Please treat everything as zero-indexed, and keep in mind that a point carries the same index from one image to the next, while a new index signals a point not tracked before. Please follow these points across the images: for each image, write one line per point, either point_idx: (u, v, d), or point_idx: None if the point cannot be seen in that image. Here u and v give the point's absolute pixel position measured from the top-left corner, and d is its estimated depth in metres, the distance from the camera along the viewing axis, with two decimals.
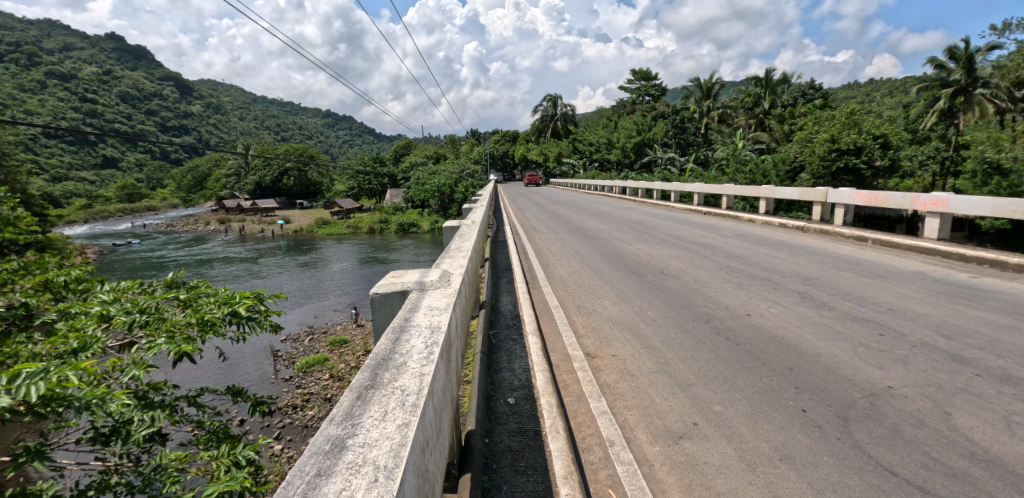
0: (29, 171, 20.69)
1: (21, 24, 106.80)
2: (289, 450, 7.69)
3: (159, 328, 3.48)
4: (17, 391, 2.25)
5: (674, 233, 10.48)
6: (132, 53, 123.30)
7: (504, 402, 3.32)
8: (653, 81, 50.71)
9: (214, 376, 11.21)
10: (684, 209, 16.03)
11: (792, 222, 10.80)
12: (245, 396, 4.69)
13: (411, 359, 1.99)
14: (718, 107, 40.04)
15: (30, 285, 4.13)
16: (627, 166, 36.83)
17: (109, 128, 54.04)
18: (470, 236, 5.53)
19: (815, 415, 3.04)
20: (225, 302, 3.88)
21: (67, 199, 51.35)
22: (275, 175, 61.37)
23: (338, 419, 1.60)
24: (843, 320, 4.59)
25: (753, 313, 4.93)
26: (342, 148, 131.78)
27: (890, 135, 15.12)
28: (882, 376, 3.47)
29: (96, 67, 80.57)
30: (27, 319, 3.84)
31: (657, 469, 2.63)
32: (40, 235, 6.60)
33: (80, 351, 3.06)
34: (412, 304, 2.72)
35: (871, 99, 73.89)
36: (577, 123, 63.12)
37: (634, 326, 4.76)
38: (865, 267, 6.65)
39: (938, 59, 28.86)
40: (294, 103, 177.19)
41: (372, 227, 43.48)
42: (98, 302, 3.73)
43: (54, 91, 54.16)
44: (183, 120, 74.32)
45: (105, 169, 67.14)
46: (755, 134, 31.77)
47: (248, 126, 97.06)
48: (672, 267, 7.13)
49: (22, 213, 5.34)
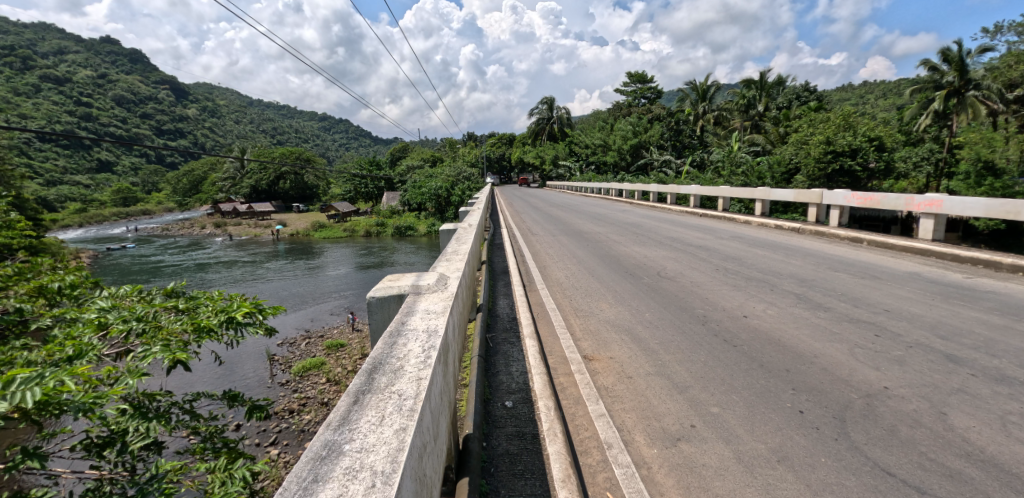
0: (21, 174, 20.72)
1: (14, 28, 106.89)
2: (287, 454, 7.65)
3: (155, 337, 3.47)
4: (12, 396, 2.26)
5: (671, 235, 10.49)
6: (126, 56, 122.66)
7: (502, 405, 3.31)
8: (648, 84, 50.71)
9: (212, 380, 11.18)
10: (681, 210, 16.10)
11: (787, 223, 10.86)
12: (242, 400, 4.63)
13: (408, 363, 1.99)
14: (713, 109, 40.20)
15: (24, 290, 4.13)
16: (623, 168, 36.98)
17: (104, 132, 53.92)
18: (468, 238, 5.57)
19: (813, 416, 3.04)
20: (222, 311, 3.86)
21: (62, 202, 51.23)
22: (271, 178, 61.59)
23: (335, 425, 1.59)
24: (839, 321, 4.61)
25: (749, 314, 4.96)
26: (335, 151, 131.15)
27: (884, 137, 15.26)
28: (879, 376, 3.48)
29: (91, 71, 80.76)
30: (22, 325, 3.90)
31: (655, 472, 2.62)
32: (33, 239, 6.58)
33: (75, 359, 3.06)
34: (408, 308, 2.71)
35: (865, 100, 74.63)
36: (573, 126, 63.39)
37: (630, 328, 4.77)
38: (862, 268, 6.68)
39: (931, 61, 29.00)
40: (291, 109, 177.69)
41: (369, 230, 43.39)
42: (95, 308, 3.70)
43: (49, 95, 54.04)
44: (178, 125, 74.36)
45: (99, 172, 66.87)
46: (751, 136, 32.03)
47: (242, 128, 96.57)
48: (669, 269, 7.15)
49: (16, 218, 5.33)
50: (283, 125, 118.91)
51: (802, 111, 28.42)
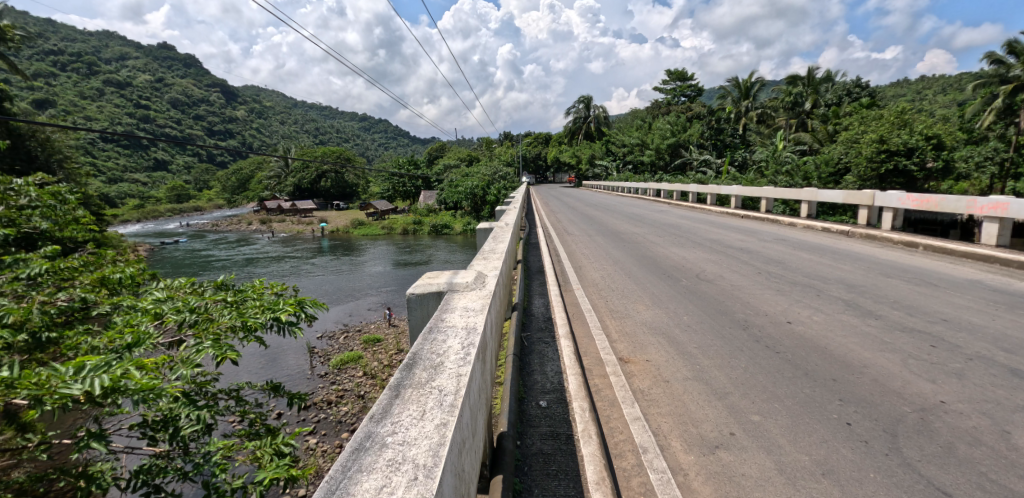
0: (87, 172, 22.37)
1: (85, 36, 115.13)
2: (324, 444, 7.88)
3: (206, 330, 3.66)
4: (84, 381, 2.48)
5: (712, 237, 10.19)
6: (182, 61, 130.08)
7: (536, 404, 3.30)
8: (688, 82, 49.35)
9: (256, 370, 11.69)
10: (721, 212, 15.62)
11: (835, 226, 10.36)
12: (284, 390, 4.79)
13: (448, 359, 2.01)
14: (757, 107, 38.85)
15: (88, 281, 4.42)
16: (661, 168, 36.34)
17: (160, 132, 57.21)
18: (504, 237, 5.59)
19: (861, 429, 2.90)
20: (269, 308, 4.01)
21: (122, 199, 54.75)
22: (313, 177, 63.76)
23: (376, 417, 1.62)
24: (891, 330, 4.36)
25: (793, 320, 4.76)
26: (375, 151, 134.20)
27: (943, 135, 14.39)
28: (934, 390, 3.28)
29: (151, 76, 85.95)
30: (84, 312, 4.18)
31: (691, 478, 2.57)
32: (97, 233, 7.12)
33: (134, 346, 3.24)
34: (447, 305, 2.75)
35: (924, 96, 70.80)
36: (610, 125, 62.58)
37: (667, 331, 4.67)
38: (916, 274, 6.31)
39: (997, 54, 27.06)
40: (333, 111, 183.15)
41: (405, 228, 44.21)
42: (152, 299, 3.95)
43: (110, 100, 57.82)
44: (228, 125, 78.09)
45: (156, 171, 71.04)
46: (797, 135, 30.74)
47: (287, 130, 100.41)
48: (707, 271, 6.96)
49: (83, 214, 5.74)
50: (325, 126, 122.79)
51: (852, 108, 27.10)
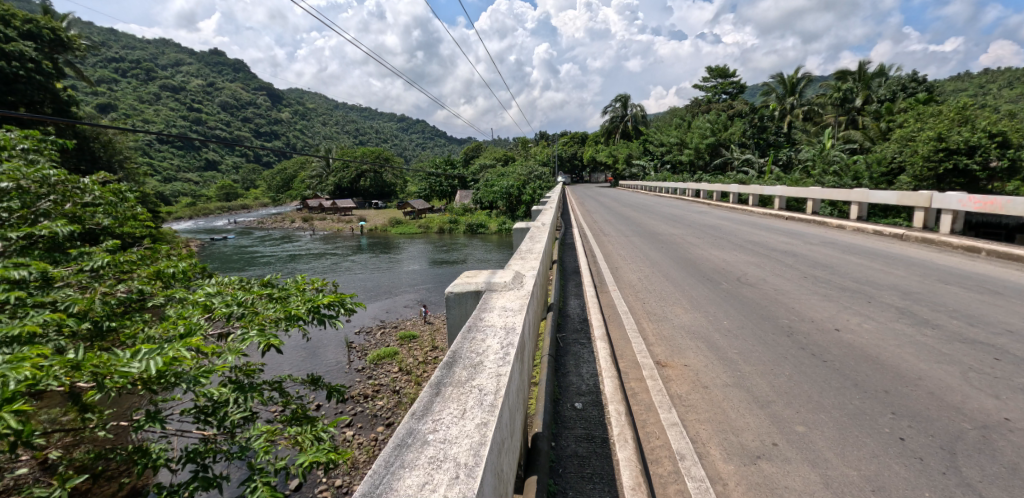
0: (145, 172, 23.73)
1: (144, 44, 122.22)
2: (361, 437, 8.08)
3: (252, 321, 3.81)
4: (142, 364, 2.64)
5: (754, 239, 9.84)
6: (232, 66, 136.21)
7: (571, 406, 3.27)
8: (730, 79, 47.84)
9: (297, 362, 12.12)
10: (763, 213, 15.07)
11: (888, 229, 9.81)
12: (324, 383, 4.94)
13: (487, 359, 2.02)
14: (803, 104, 37.26)
15: (145, 274, 4.68)
16: (700, 168, 35.43)
17: (210, 134, 60.10)
18: (539, 237, 5.57)
19: (916, 445, 2.73)
20: (310, 302, 4.15)
21: (176, 198, 57.88)
22: (353, 177, 65.49)
23: (418, 413, 1.65)
24: (950, 341, 4.09)
25: (842, 327, 4.54)
26: (412, 151, 136.52)
27: (1011, 132, 13.39)
28: (998, 406, 3.05)
29: (203, 81, 90.46)
30: (140, 303, 4.42)
31: (731, 488, 2.50)
32: (153, 230, 7.55)
33: (187, 336, 3.42)
34: (485, 304, 2.76)
35: (990, 90, 66.13)
36: (647, 124, 61.43)
37: (707, 336, 4.54)
38: (978, 282, 5.90)
39: None
40: (372, 113, 187.50)
41: (441, 227, 44.79)
42: (203, 292, 4.16)
43: (166, 104, 61.16)
44: (274, 127, 81.20)
45: (207, 171, 74.70)
46: (846, 133, 29.30)
47: (329, 130, 103.51)
48: (749, 275, 6.72)
49: (140, 211, 6.09)
50: (364, 126, 125.83)
51: (908, 104, 25.60)
